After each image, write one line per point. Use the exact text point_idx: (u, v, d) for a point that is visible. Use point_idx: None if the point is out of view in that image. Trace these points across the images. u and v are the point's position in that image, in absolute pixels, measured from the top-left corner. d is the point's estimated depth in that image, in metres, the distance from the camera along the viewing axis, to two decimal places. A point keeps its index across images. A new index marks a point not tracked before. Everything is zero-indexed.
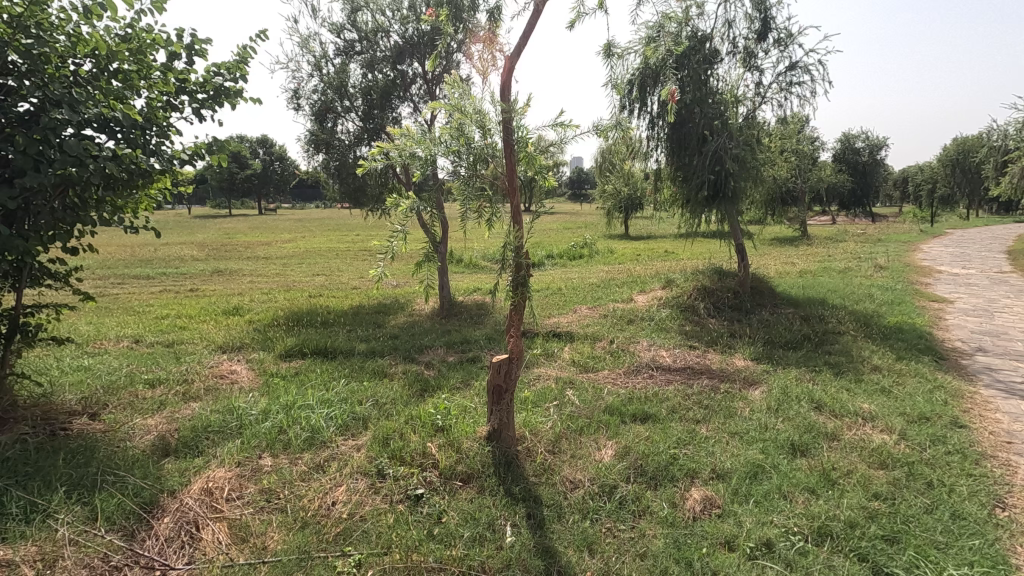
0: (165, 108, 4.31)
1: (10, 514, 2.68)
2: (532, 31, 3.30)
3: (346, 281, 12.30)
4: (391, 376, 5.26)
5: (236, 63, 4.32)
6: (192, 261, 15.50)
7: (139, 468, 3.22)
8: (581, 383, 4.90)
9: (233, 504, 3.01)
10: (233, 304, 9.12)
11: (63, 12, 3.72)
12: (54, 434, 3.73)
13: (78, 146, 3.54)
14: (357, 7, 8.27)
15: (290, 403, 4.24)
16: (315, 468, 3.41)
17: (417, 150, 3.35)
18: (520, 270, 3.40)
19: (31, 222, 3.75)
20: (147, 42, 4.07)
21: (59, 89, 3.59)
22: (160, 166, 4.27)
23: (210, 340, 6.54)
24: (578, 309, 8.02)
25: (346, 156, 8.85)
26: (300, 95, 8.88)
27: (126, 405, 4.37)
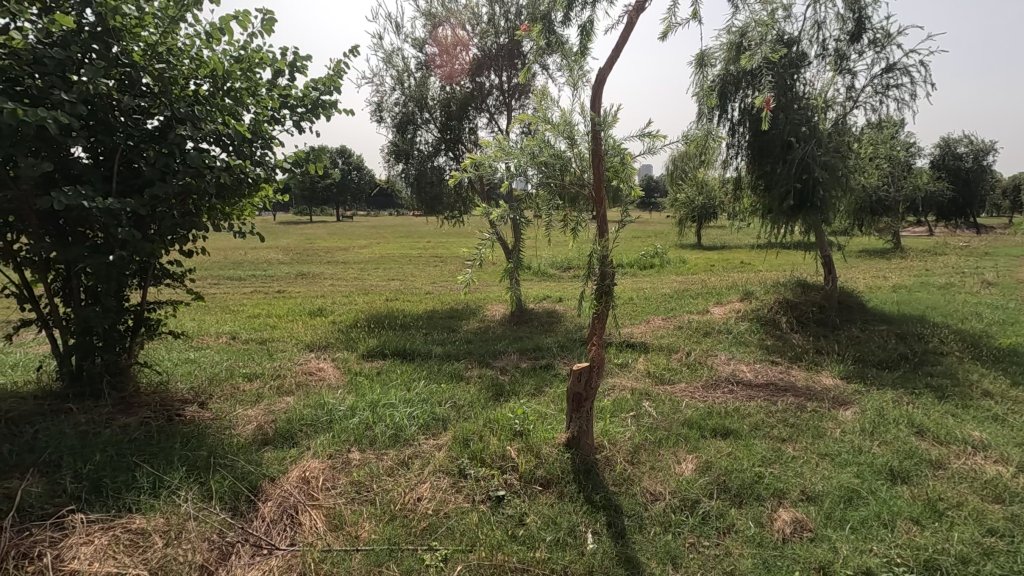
0: (269, 121, 4.67)
1: (142, 487, 3.00)
2: (624, 43, 3.32)
3: (419, 286, 12.72)
4: (467, 379, 5.40)
5: (331, 77, 4.64)
6: (279, 264, 16.65)
7: (244, 455, 3.50)
8: (657, 395, 4.83)
9: (328, 493, 3.20)
10: (317, 306, 9.67)
11: (190, 38, 4.14)
12: (171, 418, 4.11)
13: (198, 159, 3.91)
14: (438, 22, 8.60)
15: (375, 401, 4.46)
16: (400, 464, 3.57)
17: (506, 160, 3.46)
18: (606, 278, 3.41)
19: (156, 227, 4.18)
20: (256, 62, 4.45)
21: (183, 107, 3.98)
22: (264, 174, 4.65)
23: (299, 339, 6.99)
24: (652, 320, 7.90)
25: (425, 166, 9.19)
26: (383, 108, 9.34)
27: (229, 396, 4.75)
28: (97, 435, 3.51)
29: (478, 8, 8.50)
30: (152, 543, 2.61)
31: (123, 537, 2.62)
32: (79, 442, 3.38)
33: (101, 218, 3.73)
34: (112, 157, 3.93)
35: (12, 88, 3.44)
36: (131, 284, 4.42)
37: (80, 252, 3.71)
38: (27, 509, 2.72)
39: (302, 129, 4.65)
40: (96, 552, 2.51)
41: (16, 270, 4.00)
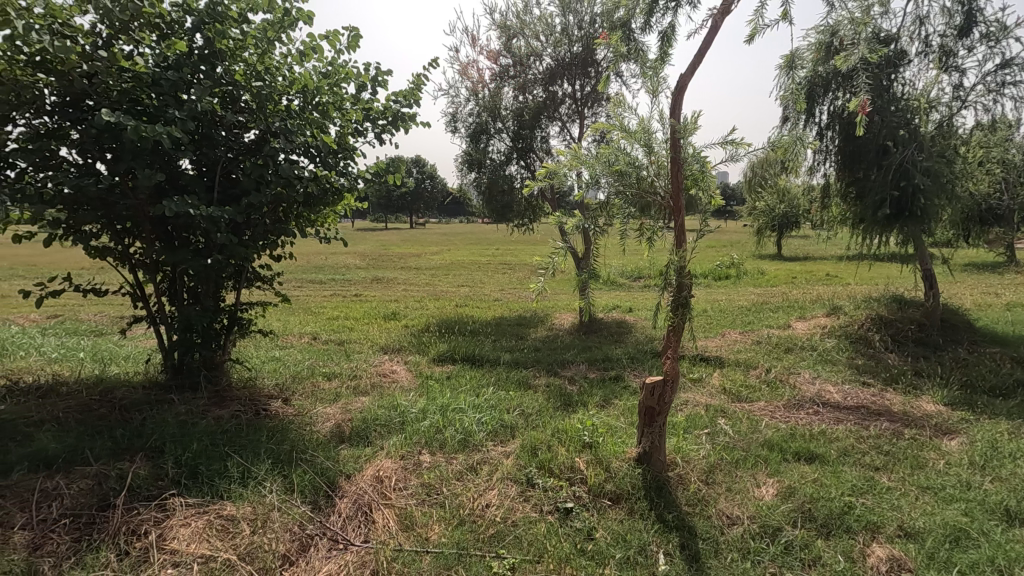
0: (353, 133, 4.90)
1: (232, 476, 3.20)
2: (707, 47, 3.21)
3: (488, 293, 12.89)
4: (534, 388, 5.39)
5: (411, 90, 4.81)
6: (356, 269, 17.43)
7: (322, 451, 3.66)
8: (733, 413, 4.60)
9: (400, 494, 3.28)
10: (391, 309, 10.02)
11: (284, 57, 4.44)
12: (258, 412, 4.38)
13: (289, 170, 4.17)
14: (513, 34, 8.72)
15: (445, 405, 4.55)
16: (469, 469, 3.61)
17: (581, 169, 3.45)
18: (683, 290, 3.29)
19: (250, 233, 4.48)
20: (342, 77, 4.69)
21: (277, 121, 4.26)
22: (347, 184, 4.89)
23: (373, 341, 7.26)
24: (727, 334, 7.55)
25: (497, 174, 9.31)
26: (458, 118, 9.57)
27: (310, 393, 5.00)
28: (194, 425, 3.80)
29: (551, 18, 8.55)
30: (241, 530, 2.78)
31: (215, 522, 2.81)
32: (180, 431, 3.67)
33: (203, 225, 4.05)
34: (214, 169, 4.27)
35: (134, 108, 3.82)
36: (227, 285, 4.77)
37: (184, 256, 4.04)
38: (135, 489, 2.98)
39: (382, 141, 4.86)
40: (192, 534, 2.70)
41: (131, 271, 4.42)
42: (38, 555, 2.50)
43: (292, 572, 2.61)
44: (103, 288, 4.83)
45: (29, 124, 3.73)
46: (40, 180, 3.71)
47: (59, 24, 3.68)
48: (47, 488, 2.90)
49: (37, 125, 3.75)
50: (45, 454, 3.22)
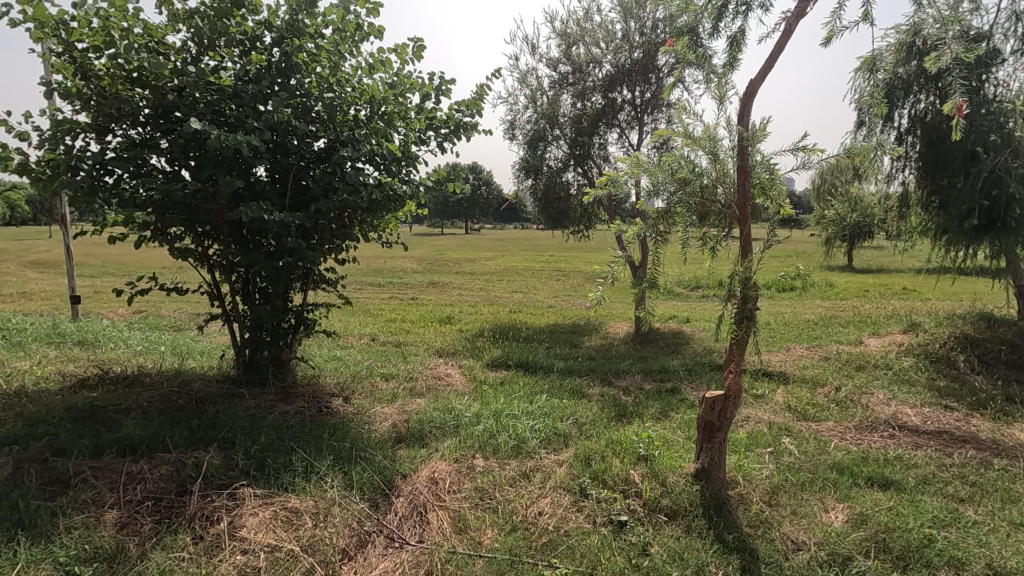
0: (416, 142, 5.04)
1: (297, 470, 3.35)
2: (780, 51, 3.10)
3: (542, 299, 12.90)
4: (588, 397, 5.33)
5: (474, 99, 4.91)
6: (413, 273, 17.84)
7: (380, 450, 3.76)
8: (799, 432, 4.39)
9: (454, 496, 3.32)
10: (446, 314, 10.20)
11: (355, 69, 4.63)
12: (321, 409, 4.56)
13: (356, 177, 4.33)
14: (572, 41, 8.71)
15: (499, 411, 4.58)
16: (522, 475, 3.61)
17: (642, 177, 3.42)
18: (748, 302, 3.17)
19: (317, 237, 4.68)
20: (408, 87, 4.84)
21: (346, 131, 4.44)
22: (409, 191, 5.02)
23: (429, 344, 7.41)
24: (792, 348, 7.21)
25: (554, 181, 9.31)
26: (516, 126, 9.65)
27: (369, 393, 5.16)
28: (263, 419, 4.00)
29: (612, 25, 8.50)
30: (304, 522, 2.89)
31: (281, 514, 2.94)
32: (249, 424, 3.87)
33: (275, 229, 4.27)
34: (287, 176, 4.49)
35: (217, 119, 4.08)
36: (295, 287, 4.99)
37: (257, 258, 4.27)
38: (210, 478, 3.16)
39: (444, 149, 4.96)
40: (260, 524, 2.84)
41: (209, 271, 4.71)
42: (125, 533, 2.69)
43: (351, 567, 2.69)
44: (184, 286, 5.17)
45: (126, 134, 4.06)
46: (134, 185, 4.03)
47: (155, 43, 4.00)
48: (132, 472, 3.13)
49: (133, 135, 4.07)
50: (131, 439, 3.48)
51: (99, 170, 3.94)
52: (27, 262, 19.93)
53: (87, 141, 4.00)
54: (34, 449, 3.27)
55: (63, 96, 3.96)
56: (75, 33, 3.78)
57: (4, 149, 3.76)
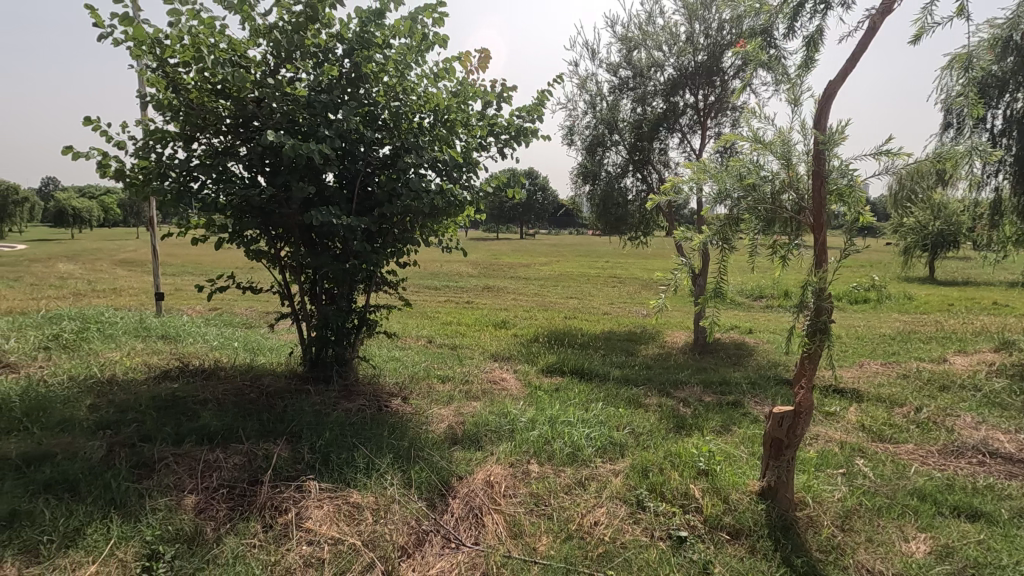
0: (477, 149, 5.12)
1: (359, 466, 3.45)
2: (862, 51, 2.94)
3: (597, 306, 12.76)
4: (645, 407, 5.21)
5: (535, 106, 4.93)
6: (469, 277, 18.07)
7: (437, 451, 3.83)
8: (874, 453, 4.12)
9: (509, 500, 3.33)
10: (501, 318, 10.26)
11: (421, 78, 4.76)
12: (381, 408, 4.69)
13: (419, 184, 4.44)
14: (634, 45, 8.60)
15: (554, 417, 4.55)
16: (577, 483, 3.57)
17: (708, 183, 3.33)
18: (822, 315, 3.00)
19: (381, 240, 4.82)
20: (470, 95, 4.93)
21: (411, 138, 4.56)
22: (470, 197, 5.10)
23: (485, 348, 7.47)
24: (866, 364, 6.79)
25: (612, 186, 9.19)
26: (574, 131, 9.63)
27: (427, 394, 5.27)
28: (327, 415, 4.16)
29: (676, 28, 8.33)
30: (365, 517, 2.98)
31: (343, 508, 3.04)
32: (314, 419, 4.03)
33: (342, 232, 4.43)
34: (354, 182, 4.66)
35: (292, 127, 4.29)
36: (359, 288, 5.17)
37: (325, 260, 4.45)
38: (278, 470, 3.32)
39: (504, 155, 5.02)
40: (325, 516, 2.95)
41: (280, 272, 4.95)
42: (203, 517, 2.85)
43: (409, 564, 2.74)
44: (257, 286, 5.45)
45: (210, 143, 4.35)
46: (215, 190, 4.30)
47: (238, 57, 4.27)
48: (209, 460, 3.32)
49: (215, 144, 4.35)
50: (207, 429, 3.69)
51: (185, 176, 4.23)
52: (118, 261, 21.67)
53: (175, 149, 4.30)
54: (124, 434, 3.53)
55: (156, 107, 4.28)
56: (169, 50, 4.09)
57: (105, 157, 4.11)
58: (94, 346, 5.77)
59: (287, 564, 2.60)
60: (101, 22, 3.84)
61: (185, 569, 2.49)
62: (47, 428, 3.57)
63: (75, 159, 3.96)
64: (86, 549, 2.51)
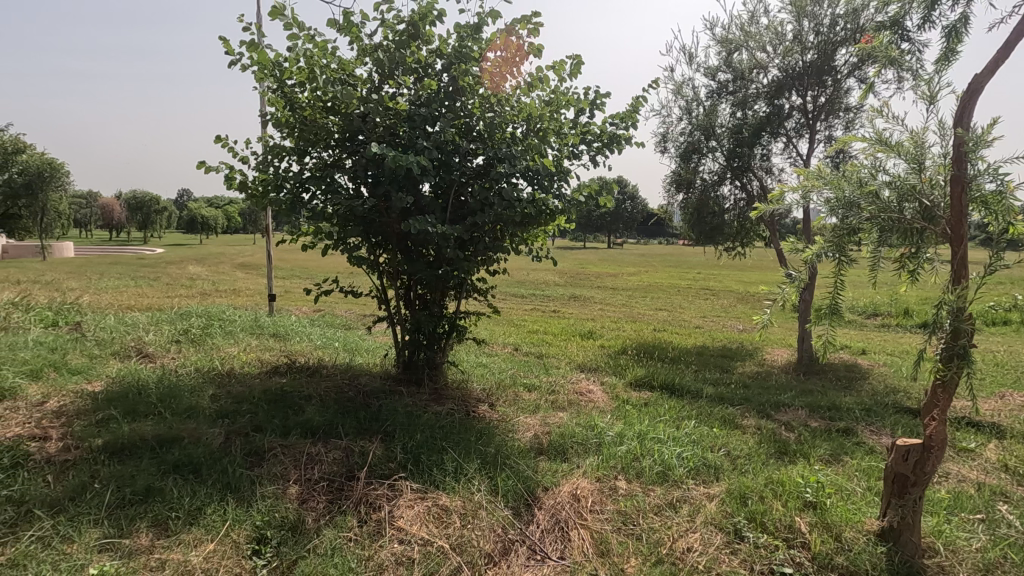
0: (569, 157, 5.09)
1: (448, 469, 3.52)
2: (1016, 38, 2.58)
3: (688, 319, 12.24)
4: (742, 429, 4.89)
5: (630, 112, 4.83)
6: (555, 286, 18.04)
7: (523, 459, 3.82)
8: (1022, 500, 3.57)
9: (596, 516, 3.23)
10: (588, 328, 10.12)
11: (514, 88, 4.83)
12: (468, 413, 4.77)
13: (511, 193, 4.49)
14: (735, 47, 8.21)
15: (643, 433, 4.39)
16: (668, 505, 3.41)
17: (822, 190, 3.08)
18: (960, 338, 2.65)
19: (472, 248, 4.92)
20: (564, 103, 4.92)
21: (504, 148, 4.62)
22: (561, 206, 5.07)
23: (571, 358, 7.40)
24: (1009, 396, 5.94)
25: (707, 195, 8.80)
26: (668, 138, 9.34)
27: (513, 402, 5.29)
28: (418, 417, 4.30)
29: (782, 26, 7.85)
30: (453, 521, 3.03)
31: (432, 510, 3.11)
32: (407, 420, 4.18)
33: (436, 240, 4.57)
34: (449, 192, 4.80)
35: (393, 140, 4.50)
36: (450, 295, 5.29)
37: (419, 267, 4.61)
38: (373, 467, 3.47)
39: (596, 163, 4.95)
40: (415, 516, 3.03)
41: (378, 277, 5.19)
42: (304, 507, 3.03)
43: (495, 572, 2.74)
44: (357, 290, 5.76)
45: (320, 156, 4.67)
46: (323, 201, 4.60)
47: (347, 76, 4.56)
48: (312, 453, 3.54)
49: (324, 157, 4.67)
50: (310, 424, 3.94)
51: (298, 188, 4.57)
52: (238, 264, 23.86)
53: (290, 162, 4.67)
54: (240, 424, 3.85)
55: (275, 125, 4.68)
56: (287, 72, 4.45)
57: (232, 171, 4.55)
58: (217, 341, 6.38)
59: (379, 560, 2.69)
60: (232, 50, 4.28)
61: (289, 555, 2.65)
62: (176, 414, 3.97)
63: (207, 173, 4.42)
64: (206, 528, 2.74)
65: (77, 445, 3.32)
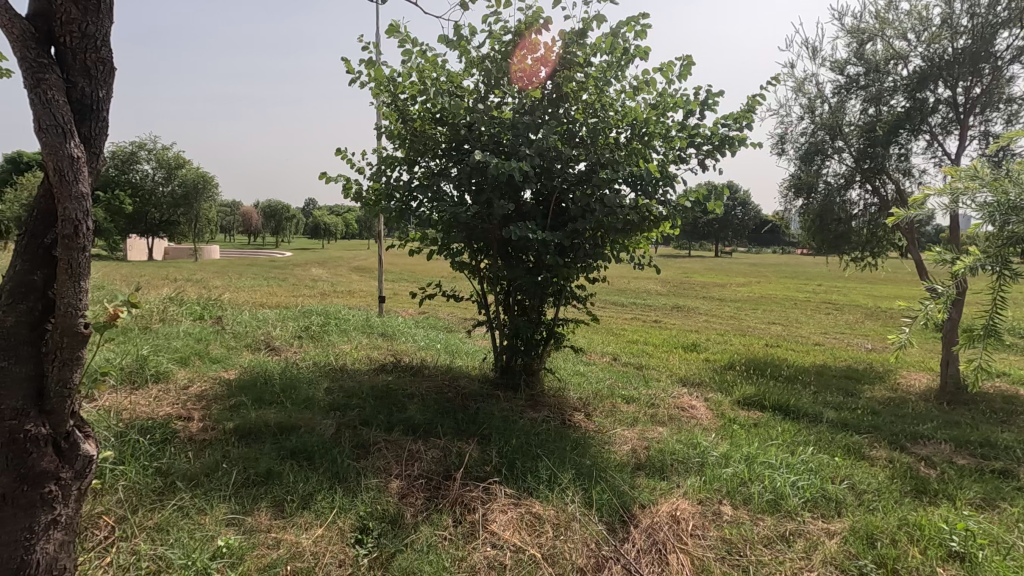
0: (675, 161, 4.88)
1: (542, 477, 3.50)
2: None
3: (807, 334, 11.24)
4: (870, 460, 4.38)
5: (744, 112, 4.54)
6: (657, 295, 17.43)
7: (620, 474, 3.70)
8: None
9: (697, 541, 3.03)
10: (691, 340, 9.65)
11: (620, 92, 4.73)
12: (564, 421, 4.72)
13: (613, 200, 4.37)
14: (868, 37, 7.45)
15: (752, 456, 4.09)
16: (779, 537, 3.12)
17: (977, 193, 2.67)
18: None
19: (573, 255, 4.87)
20: (670, 105, 4.74)
21: (607, 153, 4.53)
22: (665, 212, 4.87)
23: (673, 371, 7.08)
24: None
25: (832, 199, 8.04)
26: (787, 139, 8.67)
27: (610, 413, 5.15)
28: (515, 422, 4.32)
29: (927, 11, 7.00)
30: (545, 530, 2.99)
31: (526, 517, 3.09)
32: (503, 424, 4.22)
33: (536, 247, 4.57)
34: (550, 198, 4.79)
35: (498, 148, 4.58)
36: (549, 302, 5.28)
37: (518, 273, 4.64)
38: (469, 468, 3.54)
39: (705, 166, 4.70)
40: (509, 522, 3.03)
41: (478, 282, 5.30)
42: (404, 502, 3.15)
43: None
44: (459, 294, 5.94)
45: (428, 166, 4.88)
46: (429, 208, 4.78)
47: (455, 88, 4.74)
48: (412, 450, 3.69)
49: (432, 166, 4.88)
50: (412, 422, 4.11)
51: (407, 197, 4.80)
52: (353, 267, 25.73)
53: (401, 172, 4.92)
54: (350, 417, 4.12)
55: (388, 137, 4.98)
56: (401, 87, 4.72)
57: (349, 181, 4.89)
58: (332, 337, 6.89)
59: (472, 562, 2.71)
60: (352, 69, 4.60)
61: (388, 547, 2.76)
62: (296, 403, 4.33)
63: (328, 183, 4.79)
64: (316, 513, 2.94)
65: (213, 427, 3.72)
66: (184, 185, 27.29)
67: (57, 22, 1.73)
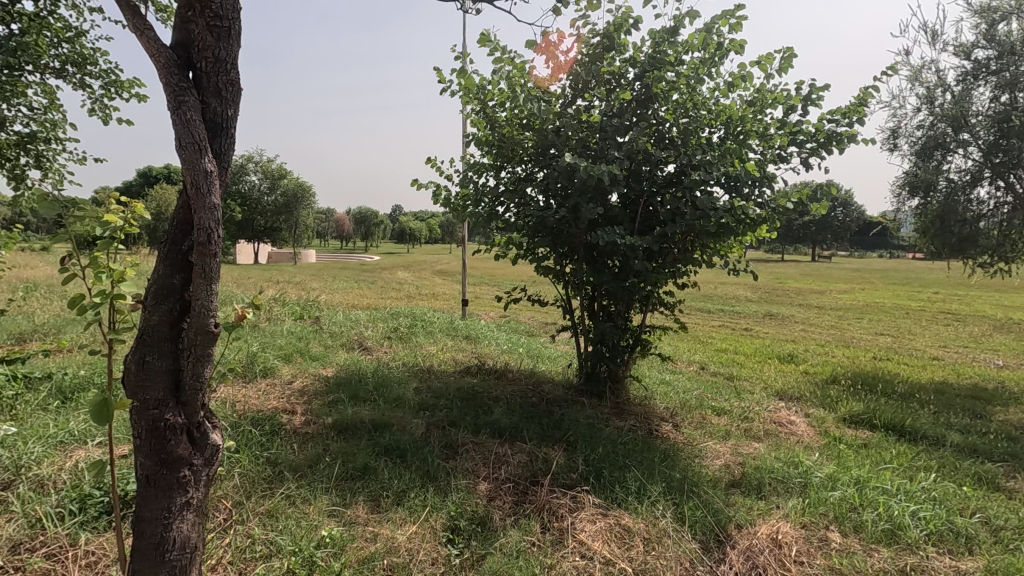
0: (774, 160, 4.60)
1: (631, 488, 3.40)
2: None
3: (923, 347, 10.17)
4: (1007, 492, 3.87)
5: (853, 106, 4.20)
6: (748, 302, 16.51)
7: (713, 490, 3.51)
8: None
9: (802, 569, 2.81)
10: (787, 350, 9.04)
11: (713, 91, 4.54)
12: (652, 431, 4.57)
13: (707, 202, 4.18)
14: (1001, 16, 6.67)
15: (863, 479, 3.74)
16: (898, 571, 2.83)
17: None
18: None
19: (661, 260, 4.71)
20: (769, 101, 4.48)
21: (699, 154, 4.34)
22: (762, 214, 4.59)
23: (768, 383, 6.65)
24: None
25: (955, 198, 7.24)
26: (900, 133, 7.94)
27: (700, 425, 4.92)
28: (601, 430, 4.24)
29: None
30: (636, 544, 2.90)
31: (615, 529, 3.02)
32: (589, 432, 4.16)
33: (624, 251, 4.46)
34: (638, 201, 4.67)
35: (586, 151, 4.53)
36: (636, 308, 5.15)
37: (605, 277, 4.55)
38: (556, 475, 3.52)
39: (809, 165, 4.39)
40: (598, 532, 2.97)
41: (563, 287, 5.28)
42: (493, 505, 3.18)
43: None
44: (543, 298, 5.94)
45: (515, 171, 4.94)
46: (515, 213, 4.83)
47: (542, 93, 4.76)
48: (499, 454, 3.72)
49: (518, 172, 4.92)
50: (498, 425, 4.14)
51: (494, 201, 4.88)
52: (437, 271, 26.54)
53: (488, 177, 5.01)
54: (438, 417, 4.22)
55: (476, 144, 5.09)
56: (490, 94, 4.80)
57: (439, 188, 5.05)
58: (420, 339, 7.13)
59: (561, 569, 2.68)
60: (444, 78, 4.76)
61: (478, 549, 2.79)
62: (388, 402, 4.51)
63: (419, 190, 4.97)
64: (410, 510, 3.03)
65: (315, 421, 3.96)
66: (286, 195, 29.53)
67: (195, 49, 1.90)
